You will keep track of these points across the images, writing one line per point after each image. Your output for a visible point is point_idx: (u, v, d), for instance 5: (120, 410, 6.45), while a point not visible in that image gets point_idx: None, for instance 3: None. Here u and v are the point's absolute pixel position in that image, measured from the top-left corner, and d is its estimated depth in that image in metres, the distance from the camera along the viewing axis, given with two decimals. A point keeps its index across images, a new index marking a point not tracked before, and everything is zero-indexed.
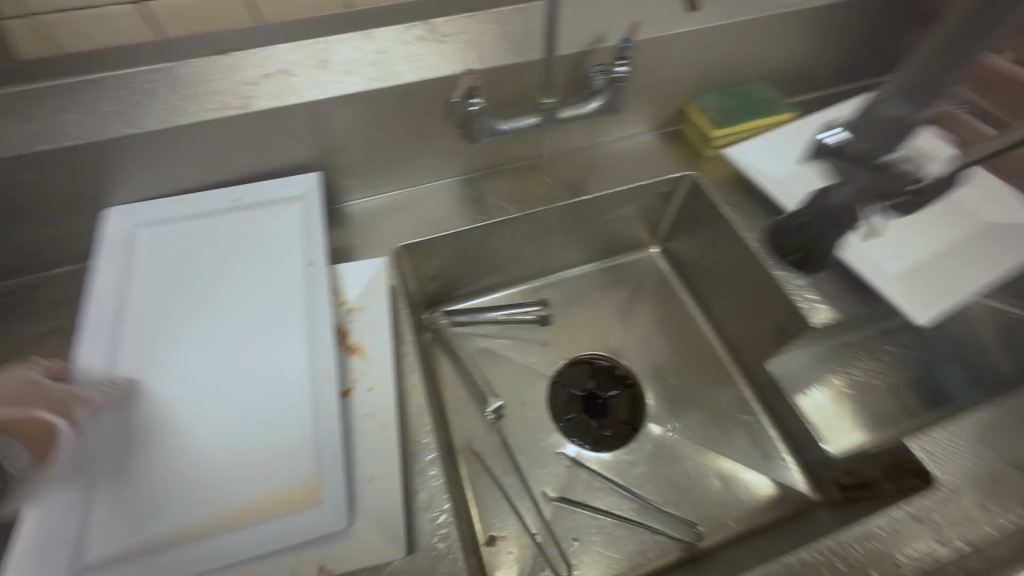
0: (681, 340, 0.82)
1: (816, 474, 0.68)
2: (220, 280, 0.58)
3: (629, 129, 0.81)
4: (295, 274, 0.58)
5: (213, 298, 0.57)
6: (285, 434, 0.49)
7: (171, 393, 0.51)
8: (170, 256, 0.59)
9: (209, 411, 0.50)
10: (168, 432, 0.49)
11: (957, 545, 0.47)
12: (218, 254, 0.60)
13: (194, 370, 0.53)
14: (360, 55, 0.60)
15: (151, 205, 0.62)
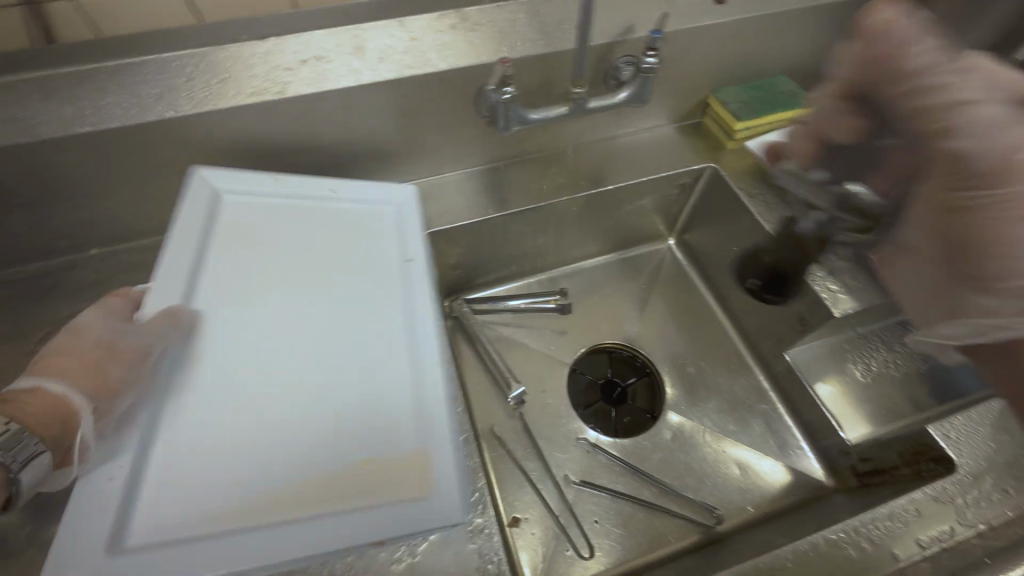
0: (698, 330, 0.83)
1: (831, 461, 0.70)
2: (298, 250, 0.54)
3: (651, 121, 0.82)
4: (392, 267, 0.54)
5: (289, 267, 0.52)
6: (387, 421, 0.44)
7: (244, 362, 0.46)
8: (250, 232, 0.54)
9: (296, 389, 0.45)
10: (250, 411, 0.43)
11: (977, 526, 0.48)
12: (296, 224, 0.55)
13: (280, 348, 0.47)
14: (393, 43, 0.61)
15: (233, 175, 0.57)
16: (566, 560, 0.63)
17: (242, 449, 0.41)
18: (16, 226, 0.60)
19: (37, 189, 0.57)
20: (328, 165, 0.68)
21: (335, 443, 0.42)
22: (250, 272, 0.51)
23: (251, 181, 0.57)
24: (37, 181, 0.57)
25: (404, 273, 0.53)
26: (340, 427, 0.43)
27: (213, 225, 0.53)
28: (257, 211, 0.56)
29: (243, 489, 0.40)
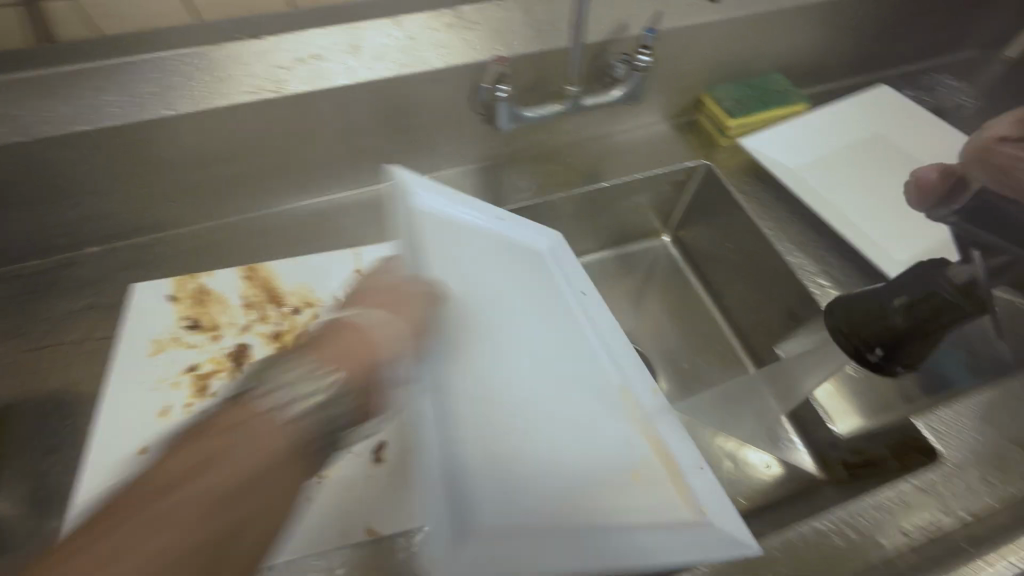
0: (693, 326, 0.84)
1: (823, 454, 0.70)
2: (494, 309, 0.59)
3: (645, 118, 0.83)
4: (575, 304, 0.61)
5: (500, 330, 0.57)
6: (622, 435, 0.52)
7: (522, 405, 0.52)
8: (470, 263, 0.61)
9: (560, 416, 0.52)
10: (586, 422, 0.52)
11: (961, 516, 0.49)
12: (496, 270, 0.62)
13: (535, 388, 0.54)
14: (390, 41, 0.61)
15: (413, 180, 0.64)
16: None
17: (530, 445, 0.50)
18: (15, 223, 0.61)
19: (36, 187, 0.58)
20: (325, 162, 0.68)
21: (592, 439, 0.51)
22: (517, 289, 0.61)
23: (455, 207, 0.65)
24: (37, 179, 0.57)
25: (582, 305, 0.61)
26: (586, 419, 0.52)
27: (468, 258, 0.61)
28: (455, 237, 0.63)
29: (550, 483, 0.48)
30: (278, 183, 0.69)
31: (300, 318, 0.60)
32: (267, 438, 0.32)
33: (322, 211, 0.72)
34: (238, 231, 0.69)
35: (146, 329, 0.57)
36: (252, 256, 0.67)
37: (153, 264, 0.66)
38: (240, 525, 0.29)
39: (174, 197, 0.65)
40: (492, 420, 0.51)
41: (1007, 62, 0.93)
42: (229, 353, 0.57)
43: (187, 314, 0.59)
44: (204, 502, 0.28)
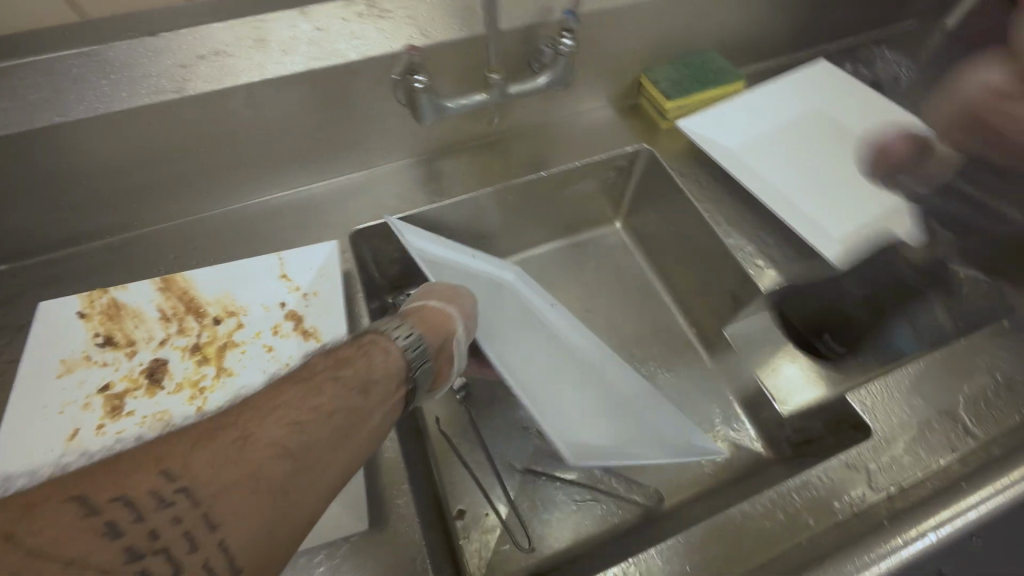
0: (647, 312, 0.82)
1: (771, 435, 0.69)
2: (508, 330, 0.63)
3: (585, 104, 0.81)
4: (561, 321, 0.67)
5: (520, 343, 0.62)
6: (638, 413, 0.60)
7: (590, 406, 0.59)
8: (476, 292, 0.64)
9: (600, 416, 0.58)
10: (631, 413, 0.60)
11: (887, 489, 0.49)
12: (497, 303, 0.66)
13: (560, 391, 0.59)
14: (298, 33, 0.58)
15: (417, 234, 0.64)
16: (507, 554, 0.62)
17: (601, 399, 0.60)
18: None
19: None
20: (246, 164, 0.65)
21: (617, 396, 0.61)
22: (523, 316, 0.66)
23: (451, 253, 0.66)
24: None
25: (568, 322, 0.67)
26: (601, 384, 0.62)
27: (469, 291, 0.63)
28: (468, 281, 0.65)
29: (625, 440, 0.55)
30: (196, 188, 0.65)
31: (221, 329, 0.58)
32: (331, 388, 0.41)
33: (249, 216, 0.69)
34: (159, 240, 0.66)
35: (54, 350, 0.54)
36: (174, 267, 0.64)
37: (67, 280, 0.63)
38: (289, 473, 0.36)
39: (82, 208, 0.62)
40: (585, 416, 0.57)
41: (946, 31, 0.93)
42: (145, 369, 0.54)
43: (99, 330, 0.56)
44: (268, 448, 0.36)
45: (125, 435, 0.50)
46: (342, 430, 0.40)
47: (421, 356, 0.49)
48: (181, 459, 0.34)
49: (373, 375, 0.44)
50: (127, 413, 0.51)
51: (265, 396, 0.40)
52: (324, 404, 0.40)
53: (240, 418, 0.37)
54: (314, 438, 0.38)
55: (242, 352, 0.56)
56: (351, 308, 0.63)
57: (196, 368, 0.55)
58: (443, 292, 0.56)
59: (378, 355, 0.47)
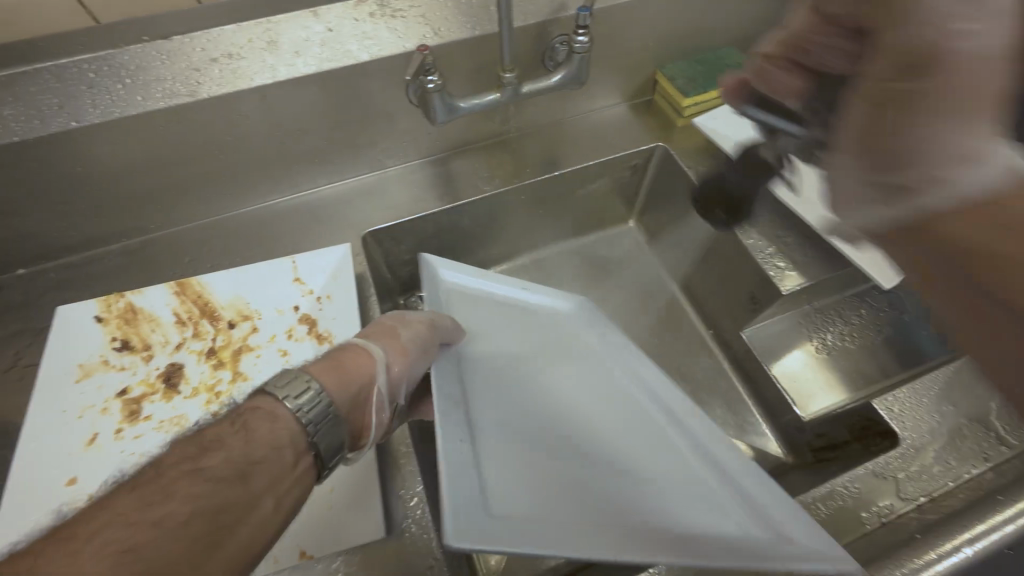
0: (662, 314, 0.81)
1: (791, 440, 0.66)
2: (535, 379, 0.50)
3: (598, 102, 0.79)
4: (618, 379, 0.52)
5: (544, 396, 0.48)
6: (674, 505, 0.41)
7: (602, 481, 0.41)
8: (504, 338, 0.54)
9: (614, 497, 0.40)
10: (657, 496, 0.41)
11: (916, 498, 0.48)
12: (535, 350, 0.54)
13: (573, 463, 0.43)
14: (310, 35, 0.58)
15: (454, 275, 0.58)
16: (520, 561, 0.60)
17: (626, 447, 0.45)
18: None
19: None
20: (257, 167, 0.65)
21: (665, 449, 0.46)
22: (570, 350, 0.55)
23: (493, 287, 0.59)
24: None
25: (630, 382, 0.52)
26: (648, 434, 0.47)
27: (491, 323, 0.55)
28: (500, 323, 0.55)
29: (629, 509, 0.39)
30: (208, 191, 0.65)
31: (236, 332, 0.57)
32: (187, 487, 0.32)
33: (260, 218, 0.69)
34: (172, 244, 0.66)
35: (72, 354, 0.55)
36: (188, 270, 0.64)
37: (83, 283, 0.64)
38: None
39: (97, 212, 0.62)
40: (574, 498, 0.39)
41: None
42: (161, 374, 0.55)
43: (116, 334, 0.56)
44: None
45: (143, 439, 0.50)
46: (209, 533, 0.31)
47: (324, 415, 0.39)
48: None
49: (251, 455, 0.35)
50: (144, 418, 0.52)
51: (100, 513, 0.30)
52: (178, 511, 0.31)
53: (58, 553, 0.28)
54: (166, 551, 0.29)
55: (256, 357, 0.56)
56: (364, 310, 0.62)
57: (212, 373, 0.55)
58: (384, 329, 0.49)
59: (264, 424, 0.37)
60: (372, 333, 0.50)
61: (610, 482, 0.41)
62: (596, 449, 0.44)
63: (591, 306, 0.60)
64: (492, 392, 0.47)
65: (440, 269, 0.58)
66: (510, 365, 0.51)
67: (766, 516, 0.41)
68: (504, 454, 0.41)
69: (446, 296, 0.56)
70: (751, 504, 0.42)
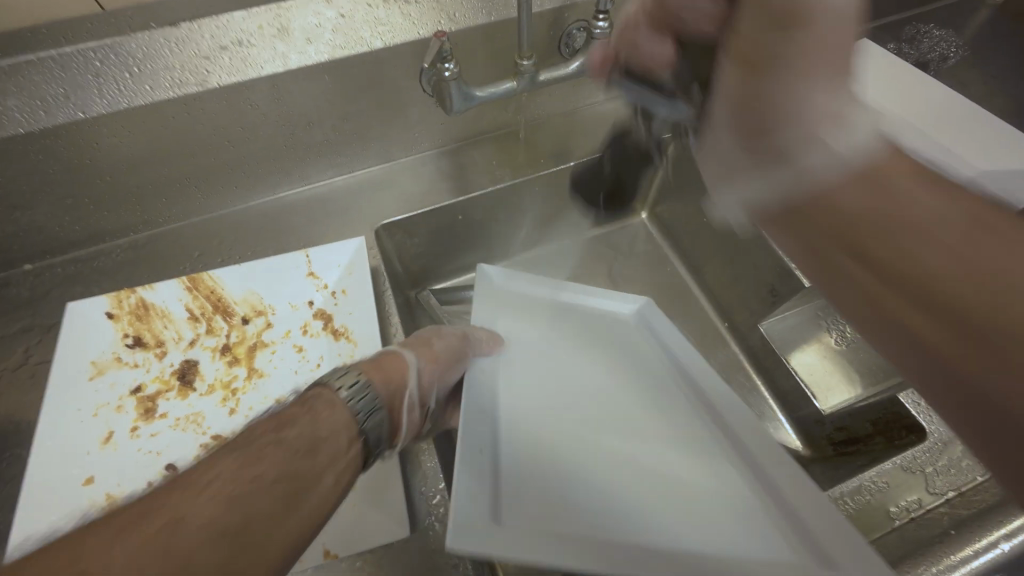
0: (677, 306, 0.79)
1: (809, 433, 0.65)
2: (575, 373, 0.46)
3: (613, 91, 0.77)
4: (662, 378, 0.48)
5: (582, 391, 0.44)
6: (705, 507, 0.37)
7: (637, 484, 0.37)
8: (544, 335, 0.50)
9: (645, 503, 0.36)
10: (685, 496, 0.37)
11: (945, 492, 0.47)
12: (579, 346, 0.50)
13: (608, 463, 0.38)
14: (321, 21, 0.56)
15: (500, 274, 0.55)
16: None
17: (671, 459, 0.40)
18: None
19: None
20: (266, 158, 0.63)
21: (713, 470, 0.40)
22: (611, 350, 0.51)
23: (535, 286, 0.56)
24: None
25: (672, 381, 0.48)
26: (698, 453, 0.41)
27: (543, 335, 0.50)
28: (540, 322, 0.52)
29: (655, 512, 0.35)
30: (216, 183, 0.63)
31: (250, 328, 0.56)
32: (272, 452, 0.34)
33: (269, 211, 0.67)
34: (181, 238, 0.65)
35: (83, 352, 0.54)
36: (198, 265, 0.63)
37: (90, 279, 0.62)
38: (227, 559, 0.28)
39: (104, 205, 0.60)
40: (605, 504, 0.35)
41: (996, 6, 0.87)
42: (175, 371, 0.54)
43: (128, 330, 0.55)
44: (197, 533, 0.28)
45: (159, 437, 0.49)
46: (286, 497, 0.32)
47: (371, 407, 0.40)
48: (94, 559, 0.26)
49: (320, 431, 0.37)
50: (160, 415, 0.51)
51: (198, 468, 0.32)
52: (265, 473, 0.33)
53: (164, 500, 0.30)
54: (252, 512, 0.31)
55: (271, 353, 0.55)
56: (380, 304, 0.62)
57: (227, 369, 0.54)
58: (420, 336, 0.50)
59: (325, 412, 0.38)
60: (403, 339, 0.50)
61: (644, 502, 0.36)
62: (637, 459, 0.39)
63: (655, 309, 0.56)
64: (529, 396, 0.43)
65: (493, 278, 0.55)
66: (552, 367, 0.46)
67: (806, 532, 0.36)
68: (525, 461, 0.37)
69: (500, 305, 0.53)
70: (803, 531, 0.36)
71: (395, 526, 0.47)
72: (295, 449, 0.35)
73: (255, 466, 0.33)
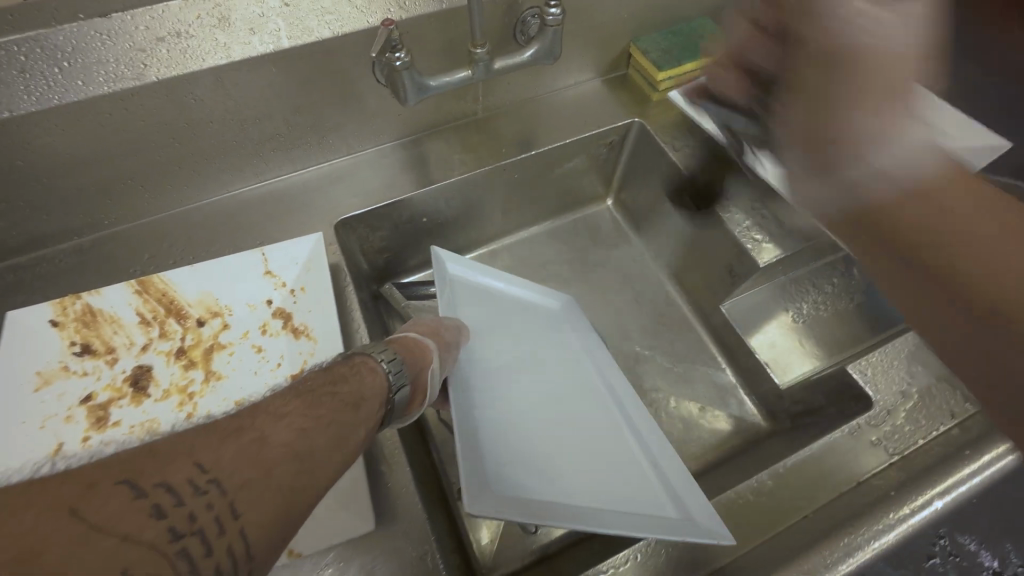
0: (645, 290, 0.78)
1: (769, 407, 0.66)
2: (519, 372, 0.56)
3: (574, 77, 0.77)
4: (592, 382, 0.59)
5: (522, 385, 0.55)
6: (607, 489, 0.48)
7: (550, 466, 0.49)
8: (498, 334, 0.60)
9: (556, 482, 0.47)
10: (594, 482, 0.49)
11: (889, 455, 0.50)
12: (524, 348, 0.60)
13: (534, 447, 0.50)
14: (265, 11, 0.55)
15: (459, 268, 0.63)
16: (512, 537, 0.57)
17: (584, 453, 0.51)
18: None
19: None
20: (216, 155, 0.61)
21: (619, 452, 0.53)
22: (552, 352, 0.61)
23: (492, 280, 0.65)
24: None
25: (603, 385, 0.59)
26: (602, 434, 0.54)
27: (490, 325, 0.61)
28: (494, 318, 0.62)
29: (570, 492, 0.47)
30: (167, 182, 0.61)
31: (206, 330, 0.55)
32: (328, 403, 0.41)
33: (222, 210, 0.65)
34: (130, 240, 0.63)
35: (27, 362, 0.51)
36: (149, 268, 0.61)
37: (35, 285, 0.59)
38: (298, 474, 0.35)
39: (45, 207, 0.58)
40: (528, 477, 0.47)
41: None
42: (128, 377, 0.52)
43: (75, 338, 0.53)
44: (280, 448, 0.36)
45: (112, 448, 0.48)
46: (340, 438, 0.39)
47: (400, 380, 0.48)
48: (213, 452, 0.33)
49: (364, 393, 0.44)
50: (113, 424, 0.49)
51: (268, 407, 0.39)
52: (324, 414, 0.40)
53: (255, 421, 0.37)
54: (317, 444, 0.38)
55: (229, 355, 0.54)
56: (342, 300, 0.61)
57: (183, 373, 0.53)
58: (427, 324, 0.56)
59: (368, 377, 0.46)
60: (413, 322, 0.58)
61: (561, 475, 0.48)
62: (556, 444, 0.51)
63: (576, 307, 0.67)
64: (472, 384, 0.53)
65: (449, 265, 0.62)
66: (501, 357, 0.58)
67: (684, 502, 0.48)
68: (475, 435, 0.47)
69: (454, 295, 0.61)
70: (678, 495, 0.49)
71: (360, 520, 0.47)
72: (342, 402, 0.42)
73: (317, 411, 0.40)
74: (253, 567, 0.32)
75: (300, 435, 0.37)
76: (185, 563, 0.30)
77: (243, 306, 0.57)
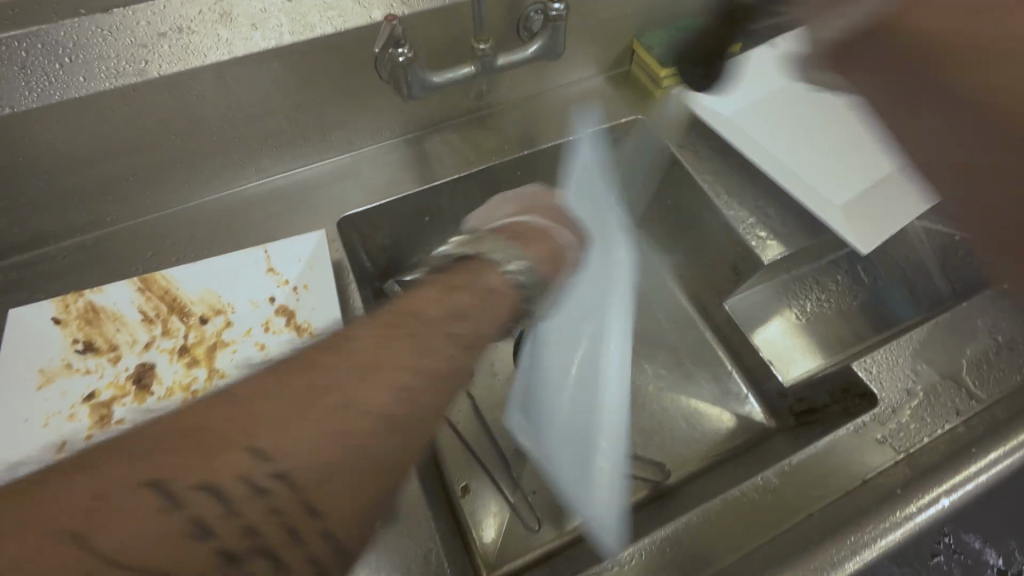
0: (648, 288, 0.78)
1: (774, 405, 0.66)
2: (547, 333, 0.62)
3: (577, 73, 0.77)
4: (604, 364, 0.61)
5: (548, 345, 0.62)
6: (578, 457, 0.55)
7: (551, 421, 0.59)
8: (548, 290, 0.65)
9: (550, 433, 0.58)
10: (573, 445, 0.56)
11: (897, 451, 0.50)
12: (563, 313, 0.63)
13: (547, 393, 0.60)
14: (267, 6, 0.55)
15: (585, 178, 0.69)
16: (515, 536, 0.57)
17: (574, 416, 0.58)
18: None
19: None
20: (218, 152, 0.61)
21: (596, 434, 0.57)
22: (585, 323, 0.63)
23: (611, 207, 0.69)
24: None
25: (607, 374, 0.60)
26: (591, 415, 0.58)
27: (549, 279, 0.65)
28: None
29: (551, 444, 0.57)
30: (168, 179, 0.61)
31: (209, 328, 0.55)
32: (418, 355, 0.39)
33: (224, 207, 0.65)
34: (131, 238, 0.62)
35: (30, 360, 0.51)
36: (150, 266, 0.60)
37: (36, 284, 0.59)
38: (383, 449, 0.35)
39: (46, 205, 0.57)
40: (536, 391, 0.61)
41: None
42: (131, 375, 0.52)
43: (78, 335, 0.53)
44: (358, 421, 0.35)
45: None
46: (431, 397, 0.39)
47: (533, 296, 0.49)
48: (269, 440, 0.33)
49: (476, 329, 0.44)
50: (116, 422, 0.49)
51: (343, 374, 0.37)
52: (408, 373, 0.38)
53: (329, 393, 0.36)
54: (404, 410, 0.37)
55: (232, 352, 0.54)
56: (344, 298, 0.60)
57: (186, 371, 0.52)
58: (550, 240, 0.57)
59: (496, 295, 0.46)
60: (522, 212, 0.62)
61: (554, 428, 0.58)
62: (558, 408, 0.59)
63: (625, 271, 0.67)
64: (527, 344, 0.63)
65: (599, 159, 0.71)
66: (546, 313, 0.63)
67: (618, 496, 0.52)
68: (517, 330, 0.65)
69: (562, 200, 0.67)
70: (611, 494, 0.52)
71: None
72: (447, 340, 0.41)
73: (402, 364, 0.38)
74: (347, 539, 0.33)
75: (383, 398, 0.36)
76: (264, 550, 0.32)
77: (246, 303, 0.56)
